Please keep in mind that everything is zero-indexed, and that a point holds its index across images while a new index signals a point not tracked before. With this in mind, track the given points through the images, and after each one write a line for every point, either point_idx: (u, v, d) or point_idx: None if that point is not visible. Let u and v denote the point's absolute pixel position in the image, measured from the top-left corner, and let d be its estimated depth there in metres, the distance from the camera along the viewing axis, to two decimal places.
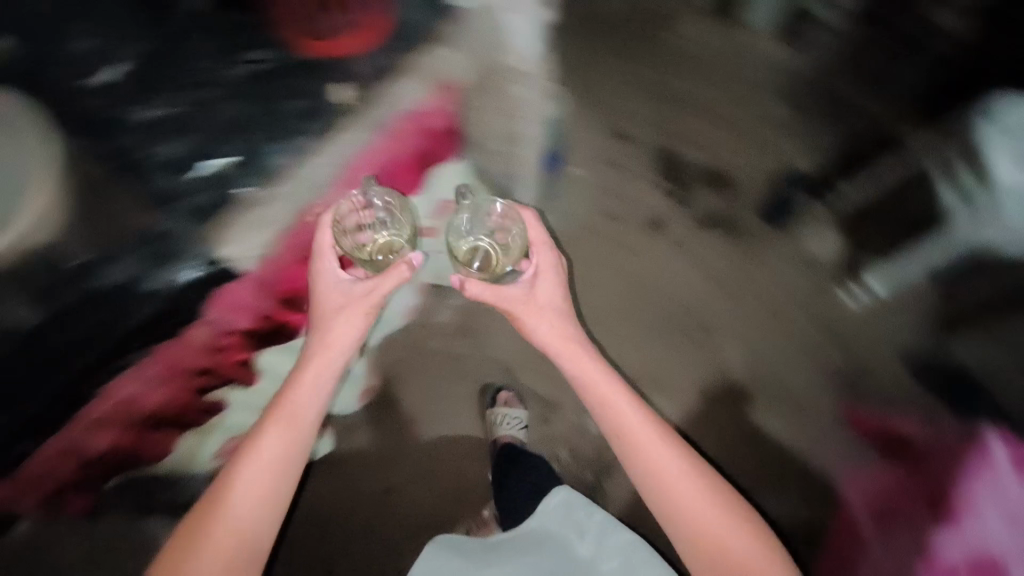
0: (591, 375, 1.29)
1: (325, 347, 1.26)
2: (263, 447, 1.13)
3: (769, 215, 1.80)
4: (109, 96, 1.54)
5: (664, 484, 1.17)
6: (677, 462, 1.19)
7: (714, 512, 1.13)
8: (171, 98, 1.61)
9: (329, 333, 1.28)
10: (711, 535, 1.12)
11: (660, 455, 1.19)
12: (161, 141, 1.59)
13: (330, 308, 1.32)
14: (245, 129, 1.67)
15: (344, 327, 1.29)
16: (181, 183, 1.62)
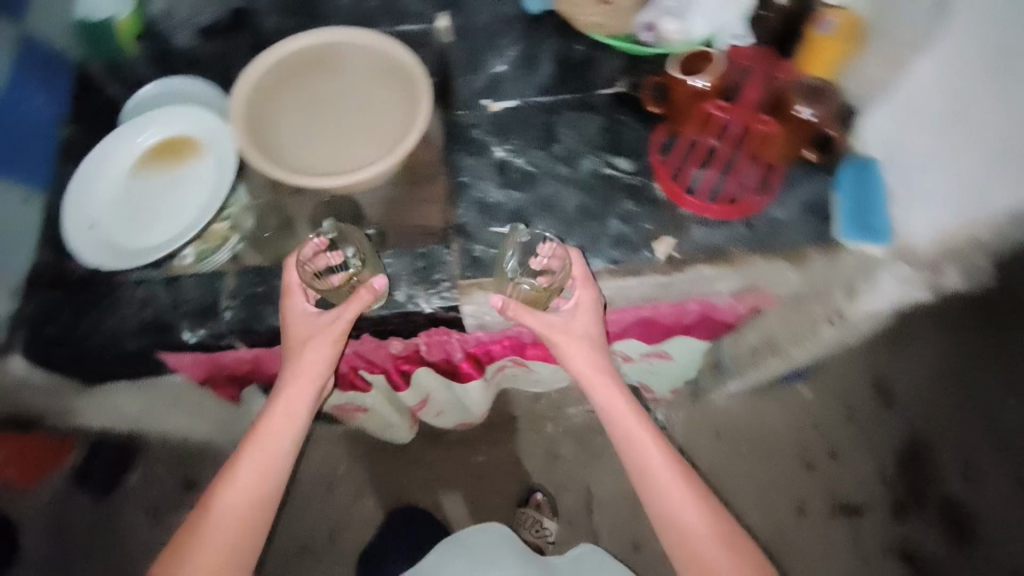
0: (625, 434, 1.01)
1: (290, 399, 1.00)
2: (244, 471, 0.96)
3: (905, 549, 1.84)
4: (486, 70, 1.22)
5: (672, 513, 0.97)
6: (678, 479, 0.99)
7: (730, 554, 0.94)
8: (570, 104, 1.17)
9: (292, 369, 0.99)
10: (700, 548, 0.95)
11: (677, 514, 0.96)
12: (502, 105, 1.18)
13: (304, 358, 0.97)
14: (609, 212, 1.07)
15: (316, 353, 0.97)
16: (485, 188, 1.09)
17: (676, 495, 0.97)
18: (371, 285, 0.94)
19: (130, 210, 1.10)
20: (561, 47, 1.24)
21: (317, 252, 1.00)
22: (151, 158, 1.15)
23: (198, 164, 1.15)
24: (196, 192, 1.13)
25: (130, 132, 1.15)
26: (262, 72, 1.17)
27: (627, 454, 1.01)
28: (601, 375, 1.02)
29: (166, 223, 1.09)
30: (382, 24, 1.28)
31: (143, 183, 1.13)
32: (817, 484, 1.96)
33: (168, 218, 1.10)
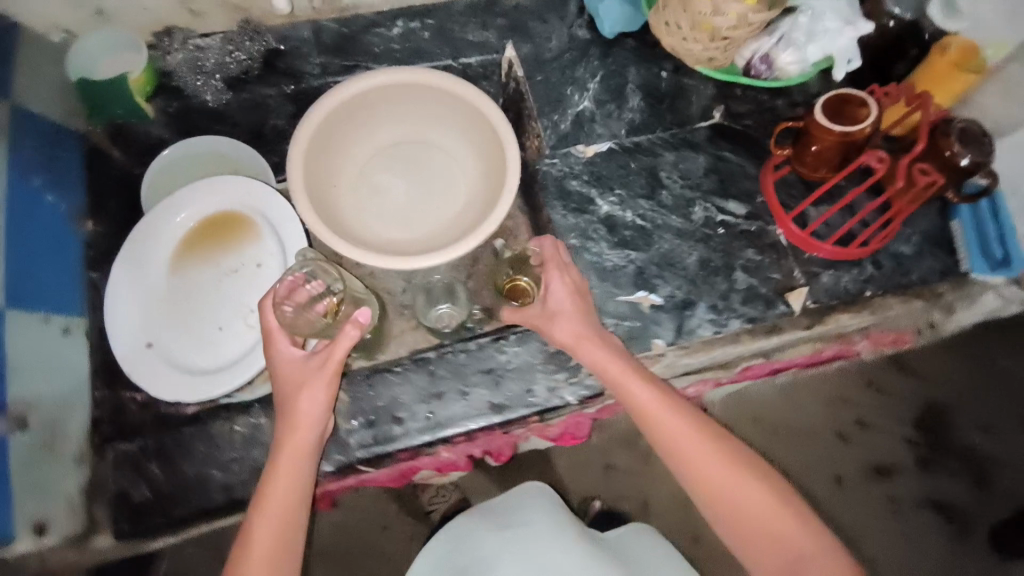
0: (627, 382, 0.81)
1: (288, 454, 0.75)
2: (255, 538, 0.72)
3: (933, 502, 1.46)
4: (569, 108, 1.08)
5: (685, 461, 0.77)
6: (687, 418, 0.79)
7: (758, 493, 0.75)
8: (668, 143, 1.08)
9: (283, 421, 0.77)
10: (731, 497, 0.76)
11: (708, 468, 0.76)
12: (596, 148, 1.05)
13: (290, 411, 0.76)
14: (735, 264, 0.98)
15: (309, 403, 0.76)
16: (597, 250, 0.98)
17: (686, 437, 0.78)
18: (354, 322, 0.75)
19: (186, 318, 0.91)
20: (644, 76, 1.13)
21: (293, 290, 0.78)
22: (194, 245, 0.96)
23: (258, 249, 0.97)
24: (263, 286, 0.95)
25: (163, 214, 0.95)
26: (307, 138, 0.98)
27: (631, 407, 0.81)
28: (585, 338, 0.82)
29: (234, 328, 0.91)
30: (439, 57, 1.10)
31: (192, 279, 0.94)
32: (850, 456, 1.49)
33: (235, 321, 0.92)
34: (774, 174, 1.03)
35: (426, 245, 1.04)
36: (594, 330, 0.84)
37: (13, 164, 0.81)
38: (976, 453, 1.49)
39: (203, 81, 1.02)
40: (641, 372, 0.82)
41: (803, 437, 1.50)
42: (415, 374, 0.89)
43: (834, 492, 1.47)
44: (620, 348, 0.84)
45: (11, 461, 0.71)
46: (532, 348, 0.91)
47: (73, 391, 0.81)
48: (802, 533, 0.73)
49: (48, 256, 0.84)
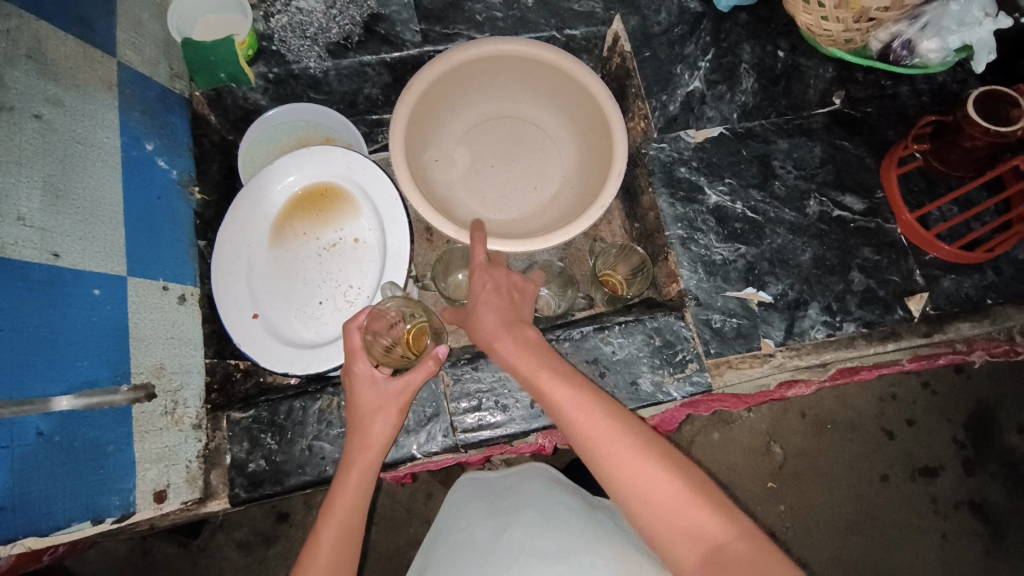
0: (541, 380, 0.71)
1: (360, 470, 0.71)
2: (320, 551, 0.67)
3: (972, 504, 1.35)
4: (678, 88, 1.02)
5: (607, 462, 0.64)
6: (607, 411, 0.68)
7: (684, 492, 0.61)
8: (781, 130, 1.01)
9: (354, 439, 0.73)
10: (656, 497, 0.61)
11: (623, 468, 0.63)
12: (706, 133, 1.00)
13: (363, 433, 0.72)
14: (850, 263, 0.94)
15: (384, 430, 0.72)
16: (705, 242, 0.95)
17: (606, 434, 0.66)
18: (433, 355, 0.73)
19: (290, 291, 0.92)
20: (758, 53, 1.04)
21: (375, 317, 0.78)
22: (294, 217, 0.95)
23: (356, 223, 0.95)
24: (362, 264, 0.94)
25: (265, 181, 0.93)
26: (411, 105, 0.93)
27: (548, 404, 0.71)
28: (497, 336, 0.75)
29: (335, 304, 0.92)
30: (543, 28, 1.06)
31: (294, 251, 0.94)
32: (894, 454, 1.36)
33: (336, 298, 0.93)
34: (900, 168, 0.96)
35: (526, 227, 1.02)
36: (519, 326, 0.77)
37: (126, 125, 0.79)
38: (1017, 454, 1.37)
39: (306, 46, 0.96)
40: (564, 374, 0.72)
41: (843, 430, 1.37)
42: None
43: (875, 489, 1.35)
44: (541, 348, 0.75)
45: (134, 430, 0.70)
46: (634, 336, 0.90)
47: (190, 358, 0.81)
48: (706, 511, 0.60)
49: (163, 222, 0.83)
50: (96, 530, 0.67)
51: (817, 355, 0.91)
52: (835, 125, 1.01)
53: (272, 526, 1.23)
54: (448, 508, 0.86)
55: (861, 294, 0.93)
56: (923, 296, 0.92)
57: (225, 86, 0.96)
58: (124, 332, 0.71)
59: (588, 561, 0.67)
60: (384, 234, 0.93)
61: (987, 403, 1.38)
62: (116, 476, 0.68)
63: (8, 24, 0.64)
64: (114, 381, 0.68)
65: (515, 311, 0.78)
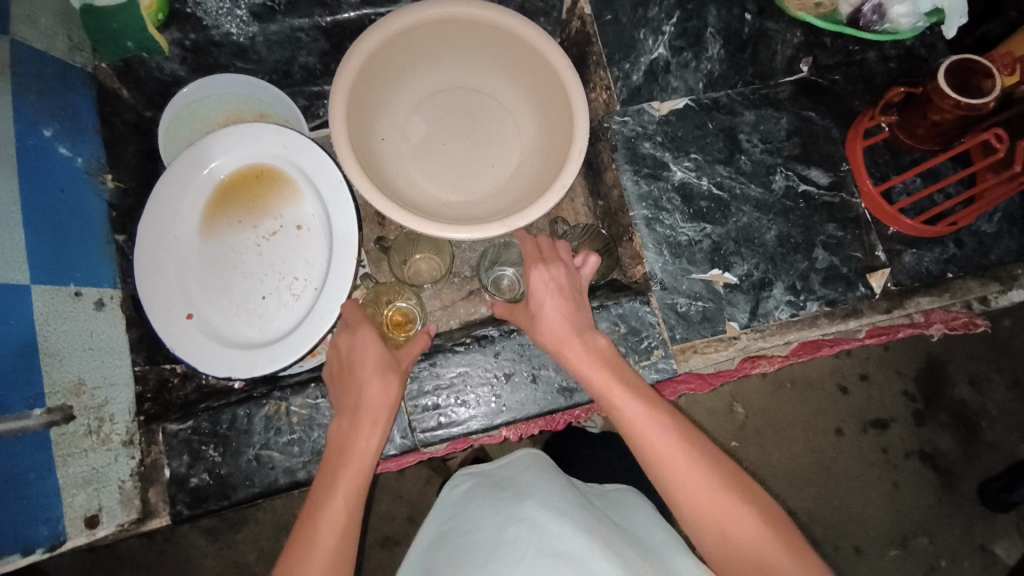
0: (613, 392, 0.69)
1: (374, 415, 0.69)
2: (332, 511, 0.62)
3: (926, 456, 1.41)
4: (642, 56, 0.96)
5: (666, 477, 0.63)
6: (683, 435, 0.65)
7: (754, 521, 0.60)
8: (748, 100, 0.97)
9: (358, 398, 0.70)
10: (728, 527, 0.60)
11: (692, 492, 0.62)
12: (671, 105, 0.95)
13: (366, 392, 0.70)
14: (815, 239, 0.93)
15: (386, 391, 0.70)
16: (671, 222, 0.91)
17: (669, 447, 0.64)
18: (427, 330, 0.77)
19: (228, 287, 0.84)
20: (725, 16, 0.98)
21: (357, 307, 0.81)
22: (229, 205, 0.86)
23: (298, 210, 0.88)
24: (307, 254, 0.87)
25: (191, 165, 0.84)
26: (351, 78, 0.84)
27: (615, 415, 0.68)
28: (565, 342, 0.73)
29: (279, 300, 0.85)
30: None
31: (231, 243, 0.86)
32: (848, 409, 1.41)
33: (280, 292, 0.86)
34: (865, 141, 0.94)
35: (484, 208, 0.96)
36: (579, 330, 0.74)
37: (15, 110, 0.68)
38: (968, 409, 1.43)
39: (226, 8, 0.84)
40: (629, 384, 0.70)
41: (800, 389, 1.41)
42: (480, 357, 0.83)
43: (831, 443, 1.40)
44: (614, 358, 0.73)
45: (55, 454, 0.64)
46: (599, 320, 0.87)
47: (116, 369, 0.74)
48: (775, 544, 0.58)
49: (69, 219, 0.73)
50: (27, 562, 0.62)
51: (780, 333, 0.90)
52: (802, 94, 0.98)
53: (236, 516, 1.19)
54: (451, 509, 0.77)
55: (824, 271, 0.92)
56: (883, 274, 0.92)
57: (135, 57, 0.84)
58: (33, 348, 0.63)
59: (589, 560, 0.58)
60: (329, 220, 0.85)
61: (942, 363, 1.43)
62: (41, 505, 0.62)
63: None
64: (26, 405, 0.61)
65: (580, 304, 0.76)
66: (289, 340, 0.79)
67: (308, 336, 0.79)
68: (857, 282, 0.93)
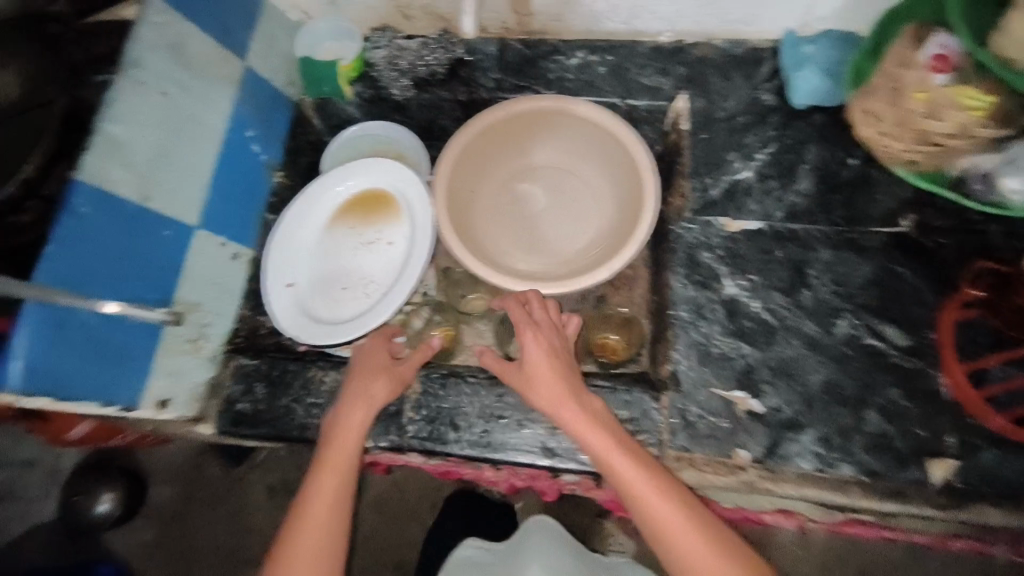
0: (613, 454, 0.76)
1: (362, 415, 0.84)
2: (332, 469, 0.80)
3: None
4: (725, 175, 1.01)
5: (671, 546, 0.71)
6: (684, 507, 0.73)
7: None
8: (828, 239, 0.95)
9: (359, 383, 0.86)
10: None
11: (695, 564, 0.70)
12: (742, 224, 0.98)
13: (364, 380, 0.87)
14: (869, 402, 0.86)
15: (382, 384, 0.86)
16: (708, 332, 0.92)
17: (674, 522, 0.71)
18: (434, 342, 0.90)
19: (323, 272, 1.06)
20: (824, 157, 1.00)
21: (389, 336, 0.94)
22: (349, 215, 1.10)
23: (394, 229, 1.08)
24: (389, 264, 1.06)
25: (332, 180, 1.09)
26: (466, 141, 1.04)
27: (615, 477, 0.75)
28: (560, 401, 0.80)
29: (355, 293, 1.05)
30: (607, 95, 1.11)
31: (339, 241, 1.09)
32: None
33: (356, 289, 1.05)
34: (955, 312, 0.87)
35: (543, 271, 1.07)
36: (574, 394, 0.81)
37: (239, 114, 0.99)
38: None
39: (397, 76, 1.14)
40: (625, 447, 0.77)
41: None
42: (483, 392, 0.91)
43: None
44: (607, 419, 0.80)
45: (159, 345, 0.85)
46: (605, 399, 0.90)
47: (224, 304, 0.97)
48: None
49: (242, 193, 1.01)
50: (102, 412, 0.79)
51: (799, 483, 0.83)
52: (890, 248, 0.94)
53: None
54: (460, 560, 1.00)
55: (869, 435, 0.84)
56: (945, 461, 0.82)
57: (328, 98, 1.16)
58: (178, 269, 0.88)
59: None
60: (413, 245, 1.04)
61: None
62: (132, 376, 0.82)
63: (162, 22, 0.85)
64: (156, 302, 0.85)
65: (568, 365, 0.84)
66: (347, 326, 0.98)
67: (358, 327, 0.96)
68: (909, 461, 0.83)
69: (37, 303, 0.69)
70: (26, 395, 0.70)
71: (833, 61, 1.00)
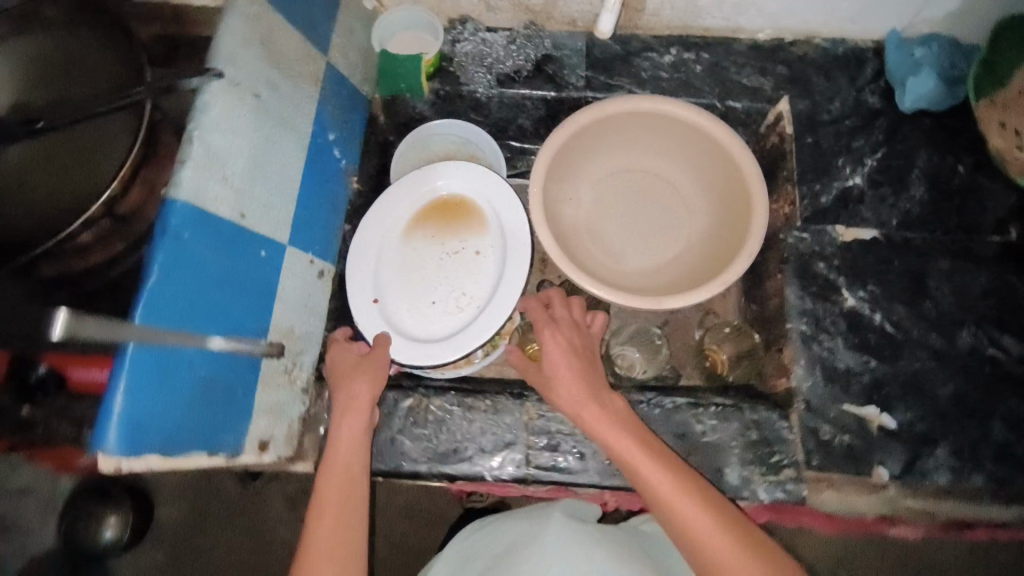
0: (630, 454, 0.71)
1: (349, 439, 0.77)
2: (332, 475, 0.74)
3: None
4: (835, 180, 0.98)
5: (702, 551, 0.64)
6: (707, 503, 0.67)
7: None
8: (945, 248, 0.92)
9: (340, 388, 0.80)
10: None
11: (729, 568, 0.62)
12: (857, 233, 0.94)
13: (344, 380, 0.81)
14: (994, 411, 0.83)
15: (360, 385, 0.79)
16: (831, 346, 0.88)
17: (701, 521, 0.65)
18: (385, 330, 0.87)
19: (407, 285, 0.96)
20: (934, 163, 0.97)
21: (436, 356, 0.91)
22: (431, 222, 1.00)
23: (480, 238, 0.99)
24: (478, 275, 0.96)
25: (413, 181, 1.01)
26: (562, 140, 0.97)
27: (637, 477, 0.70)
28: (582, 400, 0.74)
29: (445, 306, 0.95)
30: (705, 95, 1.05)
31: (420, 251, 0.99)
32: None
33: (446, 302, 0.95)
34: None
35: (638, 283, 1.01)
36: (596, 395, 0.76)
37: (320, 116, 0.90)
38: None
39: (480, 73, 1.05)
40: (647, 444, 0.72)
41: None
42: None
43: None
44: (627, 416, 0.75)
45: (258, 379, 0.77)
46: (728, 416, 0.86)
47: (313, 328, 0.89)
48: None
49: (324, 204, 0.92)
50: (209, 462, 0.71)
51: (936, 499, 0.81)
52: (1008, 257, 0.91)
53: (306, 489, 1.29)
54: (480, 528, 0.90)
55: (1002, 445, 0.82)
56: None
57: (402, 95, 1.06)
58: (272, 292, 0.79)
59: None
60: (507, 249, 0.96)
61: None
62: (236, 417, 0.74)
63: (251, 10, 0.74)
64: (255, 333, 0.76)
65: (592, 365, 0.79)
66: (447, 343, 0.89)
67: (456, 341, 0.90)
68: None
69: (138, 343, 0.59)
70: (128, 458, 0.60)
71: (954, 69, 0.98)
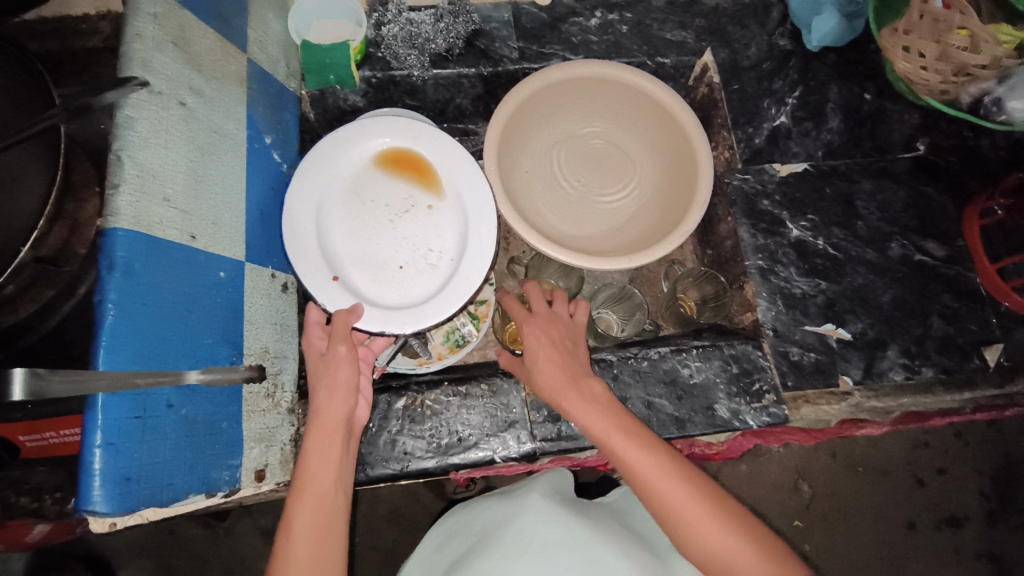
0: (612, 437, 0.70)
1: (319, 459, 0.68)
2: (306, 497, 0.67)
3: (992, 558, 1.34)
4: (765, 121, 1.04)
5: (682, 526, 0.64)
6: (689, 479, 0.67)
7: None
8: (865, 170, 1.02)
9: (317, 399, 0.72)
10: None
11: (705, 539, 0.63)
12: (791, 168, 1.02)
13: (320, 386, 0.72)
14: (925, 307, 0.95)
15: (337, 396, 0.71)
16: (786, 275, 0.96)
17: (683, 501, 0.65)
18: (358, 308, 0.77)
19: (364, 254, 0.85)
20: (845, 94, 1.06)
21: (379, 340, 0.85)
22: (364, 187, 0.88)
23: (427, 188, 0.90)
24: (441, 227, 0.88)
25: (331, 150, 0.86)
26: (507, 115, 0.96)
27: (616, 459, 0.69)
28: (562, 389, 0.74)
29: (418, 267, 0.87)
30: (636, 55, 1.08)
31: (368, 214, 0.87)
32: (921, 502, 1.35)
33: (417, 261, 0.87)
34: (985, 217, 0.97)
35: (606, 243, 1.04)
36: (574, 380, 0.75)
37: (252, 119, 0.83)
38: None
39: (412, 55, 1.02)
40: (627, 427, 0.71)
41: (870, 471, 1.36)
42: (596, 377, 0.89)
43: (903, 537, 1.34)
44: (606, 398, 0.74)
45: (243, 408, 0.72)
46: (709, 355, 0.91)
47: (287, 345, 0.85)
48: None
49: (275, 213, 0.86)
50: (207, 503, 0.66)
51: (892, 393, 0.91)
52: (916, 171, 1.03)
53: None
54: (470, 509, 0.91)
55: (938, 336, 0.94)
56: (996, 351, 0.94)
57: (331, 87, 1.01)
58: (240, 314, 0.74)
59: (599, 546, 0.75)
60: (463, 200, 0.89)
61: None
62: (228, 452, 0.69)
63: (157, 9, 0.66)
64: (230, 360, 0.71)
65: (573, 352, 0.79)
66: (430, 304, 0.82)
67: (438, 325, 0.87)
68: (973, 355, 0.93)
69: (108, 392, 0.53)
70: (123, 515, 0.55)
71: (849, 5, 1.06)
